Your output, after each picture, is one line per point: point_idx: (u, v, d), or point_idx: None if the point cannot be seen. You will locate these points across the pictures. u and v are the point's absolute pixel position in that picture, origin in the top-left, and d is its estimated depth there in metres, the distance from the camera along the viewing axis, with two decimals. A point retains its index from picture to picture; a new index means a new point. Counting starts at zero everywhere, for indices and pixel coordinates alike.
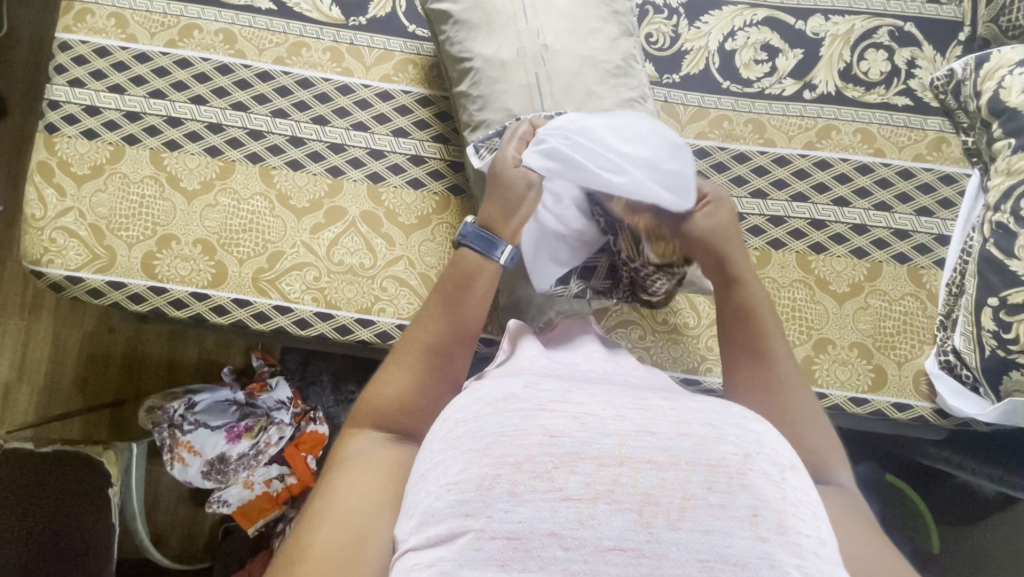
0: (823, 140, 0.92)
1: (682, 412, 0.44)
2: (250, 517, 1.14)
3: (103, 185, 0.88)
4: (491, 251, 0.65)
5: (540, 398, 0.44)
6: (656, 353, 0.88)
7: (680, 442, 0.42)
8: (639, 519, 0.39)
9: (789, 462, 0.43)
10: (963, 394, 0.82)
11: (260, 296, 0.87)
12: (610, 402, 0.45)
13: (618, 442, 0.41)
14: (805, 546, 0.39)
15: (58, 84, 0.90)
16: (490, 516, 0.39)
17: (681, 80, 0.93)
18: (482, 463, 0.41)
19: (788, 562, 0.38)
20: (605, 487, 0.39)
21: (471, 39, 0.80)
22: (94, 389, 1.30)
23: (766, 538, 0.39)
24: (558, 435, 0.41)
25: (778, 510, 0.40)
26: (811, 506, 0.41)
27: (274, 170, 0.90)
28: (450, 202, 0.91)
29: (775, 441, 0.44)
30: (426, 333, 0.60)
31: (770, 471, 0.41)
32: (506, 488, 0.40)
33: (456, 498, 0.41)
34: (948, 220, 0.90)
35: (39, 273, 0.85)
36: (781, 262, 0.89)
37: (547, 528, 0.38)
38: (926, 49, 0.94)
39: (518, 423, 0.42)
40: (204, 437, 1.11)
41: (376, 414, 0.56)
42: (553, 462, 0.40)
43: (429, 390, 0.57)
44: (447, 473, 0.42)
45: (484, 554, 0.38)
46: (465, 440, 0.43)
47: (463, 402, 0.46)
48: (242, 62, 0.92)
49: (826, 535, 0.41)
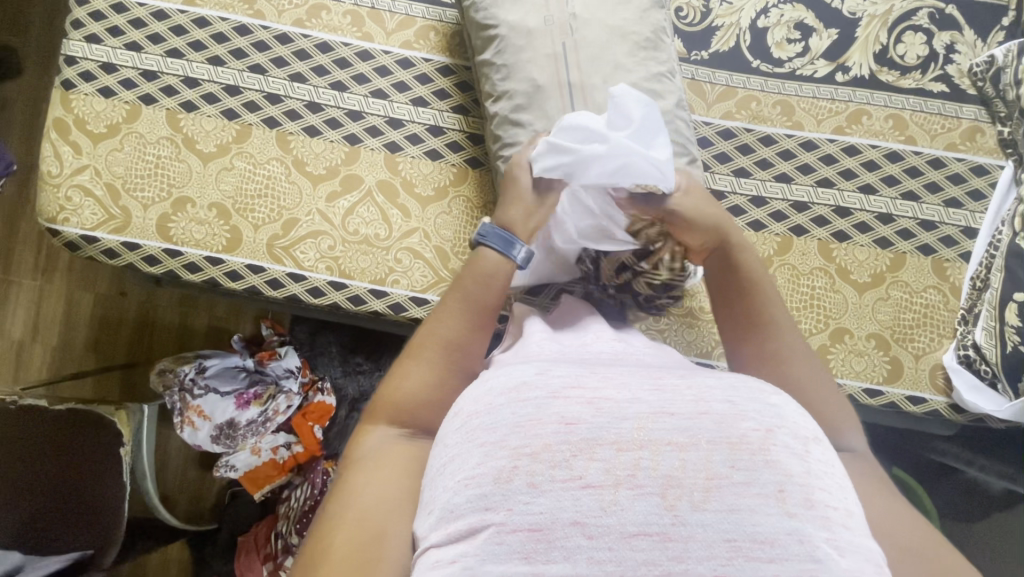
0: (853, 125, 0.89)
1: (699, 390, 0.43)
2: (258, 482, 1.18)
3: (120, 144, 0.87)
4: (505, 250, 0.66)
5: (554, 385, 0.43)
6: (668, 336, 0.87)
7: (699, 422, 0.41)
8: (663, 502, 0.38)
9: (813, 434, 0.42)
10: (981, 389, 0.82)
11: (275, 263, 0.86)
12: (625, 384, 0.44)
13: (636, 426, 0.41)
14: (834, 519, 0.38)
15: (74, 39, 0.88)
16: (510, 509, 0.39)
17: (710, 57, 0.90)
18: (499, 456, 0.41)
19: (818, 537, 0.37)
20: (626, 473, 0.39)
21: (496, 6, 0.78)
22: (106, 351, 1.31)
23: (794, 513, 0.38)
24: (574, 423, 0.41)
25: (804, 483, 0.39)
26: (838, 478, 0.41)
27: (291, 136, 0.89)
28: (467, 175, 0.90)
29: (796, 412, 0.42)
30: (444, 329, 0.60)
31: (793, 445, 0.40)
32: (525, 479, 0.39)
33: (474, 493, 0.40)
34: (977, 212, 0.88)
35: (54, 231, 0.85)
36: (802, 249, 0.87)
37: (569, 518, 0.38)
38: (966, 34, 0.91)
39: (533, 412, 0.42)
40: (214, 402, 1.12)
41: (393, 411, 0.56)
42: (572, 450, 0.40)
43: (447, 382, 0.58)
44: (463, 469, 0.42)
45: (508, 547, 0.38)
46: (478, 433, 0.42)
47: (474, 392, 0.46)
48: (261, 23, 0.90)
49: (852, 506, 0.40)
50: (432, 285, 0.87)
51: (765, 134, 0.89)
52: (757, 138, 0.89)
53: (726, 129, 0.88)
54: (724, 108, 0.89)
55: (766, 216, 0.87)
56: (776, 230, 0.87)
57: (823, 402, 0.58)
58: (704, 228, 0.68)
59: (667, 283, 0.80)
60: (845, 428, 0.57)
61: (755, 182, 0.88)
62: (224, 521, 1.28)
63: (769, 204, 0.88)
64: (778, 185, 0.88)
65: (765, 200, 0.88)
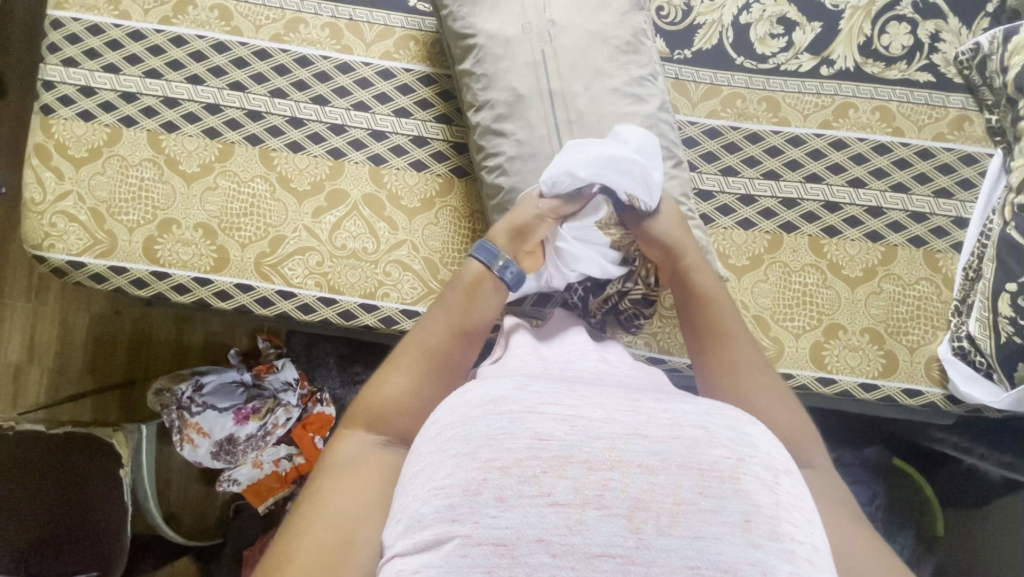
0: (840, 119, 0.89)
1: (675, 414, 0.42)
2: (261, 495, 1.16)
3: (102, 168, 0.86)
4: (489, 262, 0.66)
5: (531, 401, 0.43)
6: (664, 339, 0.86)
7: (671, 446, 0.40)
8: (629, 524, 0.38)
9: (784, 466, 0.41)
10: (976, 379, 0.81)
11: (263, 281, 0.86)
12: (602, 404, 0.43)
13: (608, 446, 0.40)
14: (799, 554, 0.37)
15: (52, 63, 0.88)
16: (476, 522, 0.38)
17: (693, 55, 0.89)
18: (470, 467, 0.40)
19: (782, 570, 0.36)
20: (594, 492, 0.38)
21: (474, 14, 0.78)
22: (103, 370, 1.31)
23: (758, 544, 0.37)
24: (547, 439, 0.40)
25: (771, 515, 0.38)
26: (805, 513, 0.40)
27: (274, 153, 0.88)
28: (453, 184, 0.89)
29: (766, 442, 0.42)
30: (426, 337, 0.61)
31: (763, 474, 0.40)
32: (493, 492, 0.39)
33: (442, 503, 0.39)
34: (967, 202, 0.88)
35: (41, 258, 0.84)
36: (792, 245, 0.87)
37: (534, 534, 0.37)
38: (951, 22, 0.90)
39: (507, 426, 0.41)
40: (212, 419, 1.12)
41: (369, 416, 0.56)
42: (542, 466, 0.39)
43: (425, 390, 0.57)
44: (434, 478, 0.41)
45: (471, 561, 0.37)
46: (452, 443, 0.41)
47: (450, 402, 0.45)
48: (239, 39, 0.90)
49: (818, 542, 0.39)
50: (422, 297, 0.87)
51: (752, 131, 0.88)
52: (743, 136, 0.88)
53: (712, 128, 0.87)
54: (709, 107, 0.89)
55: (755, 214, 0.87)
56: (766, 227, 0.87)
57: (789, 422, 0.57)
58: (668, 242, 0.71)
59: (648, 296, 0.80)
60: (809, 444, 0.57)
61: (743, 180, 0.87)
62: (229, 534, 1.28)
63: (757, 202, 0.87)
64: (766, 183, 0.87)
65: (754, 198, 0.87)
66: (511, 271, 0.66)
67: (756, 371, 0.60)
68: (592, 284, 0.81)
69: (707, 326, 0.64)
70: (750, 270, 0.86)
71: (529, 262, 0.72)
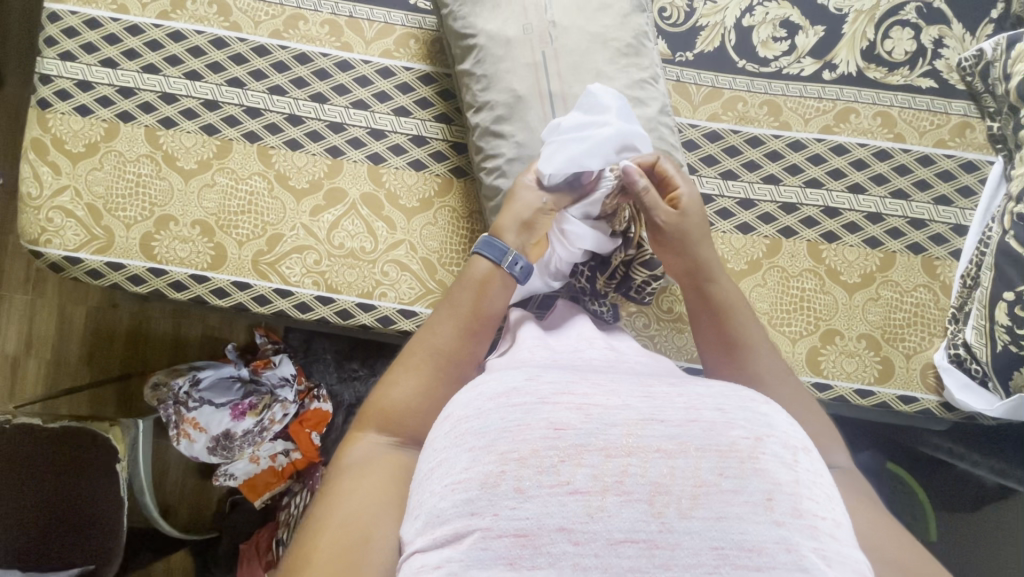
0: (841, 123, 0.89)
1: (690, 398, 0.42)
2: (258, 489, 1.17)
3: (99, 163, 0.86)
4: (499, 260, 0.64)
5: (544, 391, 0.42)
6: (660, 342, 0.87)
7: (688, 429, 0.39)
8: (650, 509, 0.37)
9: (803, 443, 0.40)
10: (971, 387, 0.81)
11: (260, 279, 0.85)
12: (615, 391, 0.42)
13: (625, 432, 0.39)
14: (822, 529, 0.37)
15: (49, 57, 0.87)
16: (496, 514, 0.37)
17: (694, 58, 0.89)
18: (486, 461, 0.39)
19: (806, 546, 0.36)
20: (613, 479, 0.38)
21: (474, 14, 0.77)
22: (101, 364, 1.31)
23: (781, 521, 0.36)
24: (563, 428, 0.39)
25: (793, 493, 0.37)
26: (827, 489, 0.39)
27: (272, 150, 0.88)
28: (452, 185, 0.89)
29: (785, 422, 0.41)
30: (435, 338, 0.60)
31: (782, 453, 0.39)
32: (512, 484, 0.38)
33: (460, 498, 0.38)
34: (966, 209, 0.88)
35: (37, 253, 0.84)
36: (791, 250, 0.86)
37: (555, 523, 0.37)
38: (954, 27, 0.90)
39: (522, 418, 0.40)
40: (209, 414, 1.10)
41: (381, 418, 0.55)
42: (559, 455, 0.38)
43: (434, 391, 0.57)
44: (450, 473, 0.40)
45: (493, 553, 0.37)
46: (466, 437, 0.41)
47: (463, 396, 0.44)
48: (238, 35, 0.89)
49: (841, 517, 0.38)
50: (419, 297, 0.86)
51: (752, 135, 0.88)
52: (743, 140, 0.88)
53: (712, 131, 0.87)
54: (710, 110, 0.88)
55: (754, 218, 0.86)
56: (765, 232, 0.86)
57: (811, 424, 0.58)
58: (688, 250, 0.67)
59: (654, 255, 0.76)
60: (831, 445, 0.57)
61: (742, 184, 0.87)
62: (226, 530, 1.26)
63: (757, 206, 0.87)
64: (766, 187, 0.87)
65: (753, 202, 0.87)
66: (521, 266, 0.64)
67: (779, 379, 0.60)
68: (597, 263, 0.78)
69: (732, 336, 0.63)
70: (748, 274, 0.85)
71: (534, 254, 0.72)
